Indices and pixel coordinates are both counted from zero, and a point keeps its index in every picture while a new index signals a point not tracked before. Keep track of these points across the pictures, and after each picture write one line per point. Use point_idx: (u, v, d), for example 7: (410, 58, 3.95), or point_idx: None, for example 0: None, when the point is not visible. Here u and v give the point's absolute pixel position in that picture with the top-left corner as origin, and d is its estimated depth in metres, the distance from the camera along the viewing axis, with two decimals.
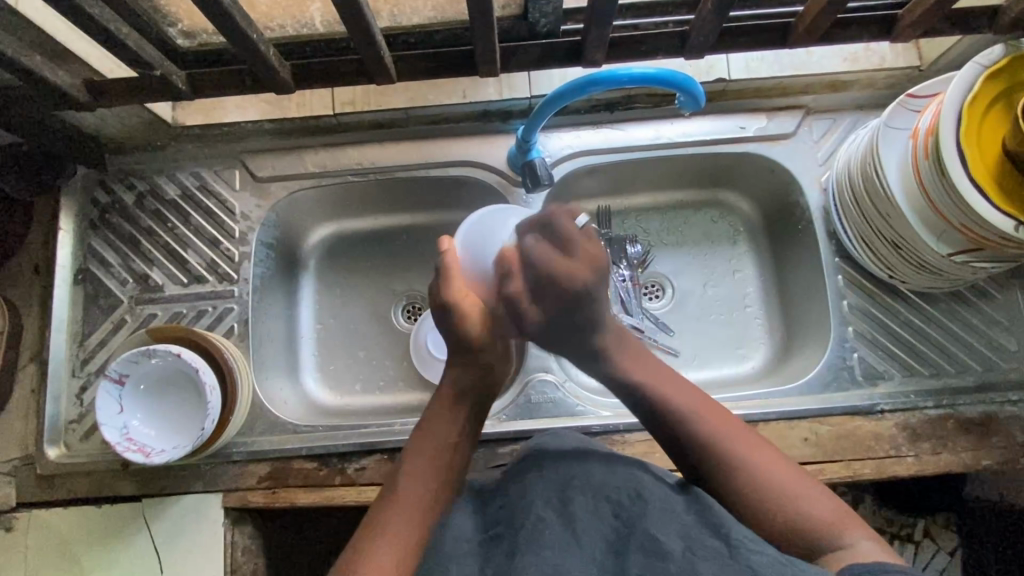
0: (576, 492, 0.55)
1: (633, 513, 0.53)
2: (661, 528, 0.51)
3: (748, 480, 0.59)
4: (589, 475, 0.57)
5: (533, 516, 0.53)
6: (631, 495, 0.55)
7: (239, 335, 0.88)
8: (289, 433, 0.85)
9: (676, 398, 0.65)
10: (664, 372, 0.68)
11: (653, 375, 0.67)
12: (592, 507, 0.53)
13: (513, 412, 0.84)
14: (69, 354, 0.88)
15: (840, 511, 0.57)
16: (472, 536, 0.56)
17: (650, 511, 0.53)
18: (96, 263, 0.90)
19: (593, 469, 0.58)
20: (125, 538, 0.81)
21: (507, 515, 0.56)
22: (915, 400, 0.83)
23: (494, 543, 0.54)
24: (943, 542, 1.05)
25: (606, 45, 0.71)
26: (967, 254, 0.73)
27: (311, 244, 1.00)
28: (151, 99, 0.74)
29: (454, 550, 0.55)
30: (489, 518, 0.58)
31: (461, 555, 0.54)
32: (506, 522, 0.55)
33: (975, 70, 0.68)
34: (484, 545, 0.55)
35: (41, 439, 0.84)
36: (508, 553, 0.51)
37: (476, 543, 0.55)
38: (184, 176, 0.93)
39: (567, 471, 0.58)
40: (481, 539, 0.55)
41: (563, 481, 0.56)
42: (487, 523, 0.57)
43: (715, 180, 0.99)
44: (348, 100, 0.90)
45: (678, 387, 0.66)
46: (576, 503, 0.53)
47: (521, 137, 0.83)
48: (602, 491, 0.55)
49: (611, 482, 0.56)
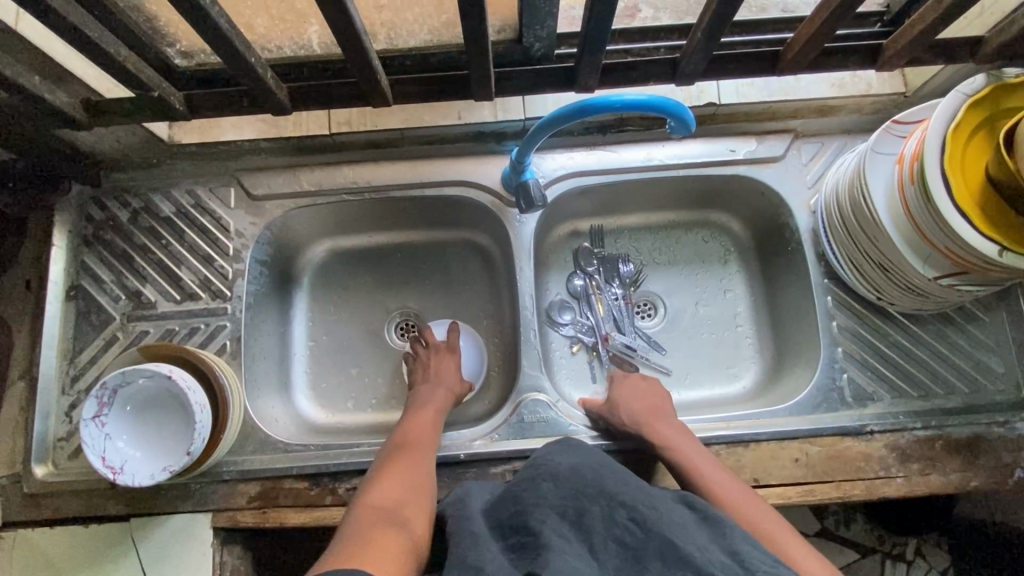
0: (590, 502, 0.56)
1: (647, 519, 0.54)
2: (675, 537, 0.52)
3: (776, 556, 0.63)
4: (603, 484, 0.58)
5: (550, 523, 0.53)
6: (646, 504, 0.56)
7: (231, 353, 0.88)
8: (280, 452, 0.84)
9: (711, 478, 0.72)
10: (697, 448, 0.76)
11: (699, 459, 0.75)
12: (607, 515, 0.55)
13: (505, 432, 0.84)
14: (59, 370, 0.87)
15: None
16: (489, 535, 0.55)
17: (663, 519, 0.54)
18: (89, 279, 0.90)
19: (608, 479, 0.60)
20: (113, 557, 0.80)
21: (522, 519, 0.55)
22: (904, 421, 0.83)
23: (515, 545, 0.53)
24: (935, 560, 1.09)
25: (600, 70, 0.72)
26: (954, 278, 0.74)
27: (305, 261, 1.00)
28: (149, 119, 0.75)
29: (472, 544, 0.53)
30: (504, 520, 0.57)
31: (481, 537, 0.54)
32: (522, 528, 0.54)
33: (958, 98, 0.70)
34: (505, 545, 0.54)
35: (28, 457, 0.83)
36: (530, 549, 0.51)
37: (494, 544, 0.54)
38: (179, 193, 0.93)
39: (582, 478, 0.59)
40: (499, 541, 0.55)
41: (578, 490, 0.58)
42: (501, 526, 0.57)
43: (707, 201, 1.00)
44: (343, 121, 0.91)
45: (718, 471, 0.73)
46: (591, 513, 0.55)
47: (516, 159, 0.83)
48: (616, 498, 0.57)
49: (625, 493, 0.58)
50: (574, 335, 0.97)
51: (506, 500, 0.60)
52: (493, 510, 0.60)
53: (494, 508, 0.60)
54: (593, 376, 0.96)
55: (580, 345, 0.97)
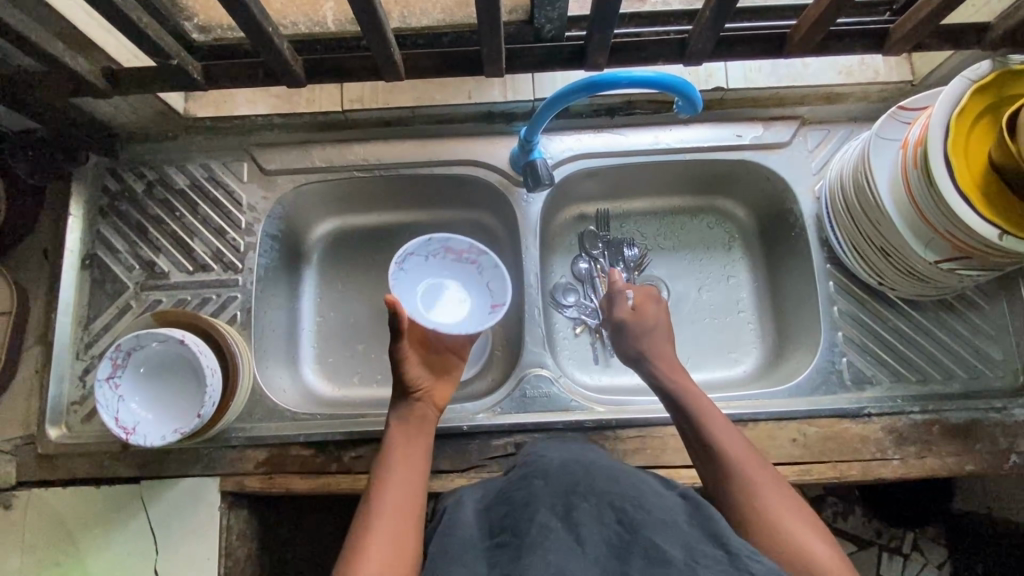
0: (580, 499, 0.57)
1: (635, 517, 0.54)
2: (663, 537, 0.52)
3: (759, 517, 0.63)
4: (593, 483, 0.59)
5: (536, 524, 0.54)
6: (635, 502, 0.56)
7: (241, 324, 0.90)
8: (288, 421, 0.86)
9: (715, 425, 0.72)
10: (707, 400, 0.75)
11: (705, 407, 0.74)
12: (596, 512, 0.55)
13: (508, 406, 0.86)
14: (73, 336, 0.89)
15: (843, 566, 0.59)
16: (477, 540, 0.57)
17: (651, 518, 0.54)
18: (104, 248, 0.92)
19: (598, 477, 0.60)
20: (123, 519, 0.83)
21: (512, 521, 0.57)
22: (902, 405, 0.84)
23: (500, 550, 0.55)
24: (931, 555, 1.10)
25: (609, 48, 0.73)
26: (954, 261, 0.75)
27: (314, 238, 1.02)
28: (167, 89, 0.76)
29: (460, 552, 0.56)
30: (493, 522, 0.59)
31: (467, 550, 0.55)
32: (511, 529, 0.56)
33: (963, 84, 0.71)
34: (488, 551, 0.56)
35: (42, 419, 0.86)
36: (513, 559, 0.52)
37: (480, 548, 0.56)
38: (194, 167, 0.95)
39: (572, 477, 0.60)
40: (485, 544, 0.56)
41: (567, 488, 0.58)
42: (490, 527, 0.59)
43: (713, 187, 1.01)
44: (356, 98, 0.92)
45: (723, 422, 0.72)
46: (580, 509, 0.55)
47: (523, 137, 0.85)
48: (605, 497, 0.57)
49: (615, 491, 0.58)
50: (577, 317, 0.99)
51: (498, 504, 0.62)
52: (486, 511, 0.62)
53: (485, 513, 0.61)
54: (595, 358, 0.97)
55: (583, 327, 0.99)
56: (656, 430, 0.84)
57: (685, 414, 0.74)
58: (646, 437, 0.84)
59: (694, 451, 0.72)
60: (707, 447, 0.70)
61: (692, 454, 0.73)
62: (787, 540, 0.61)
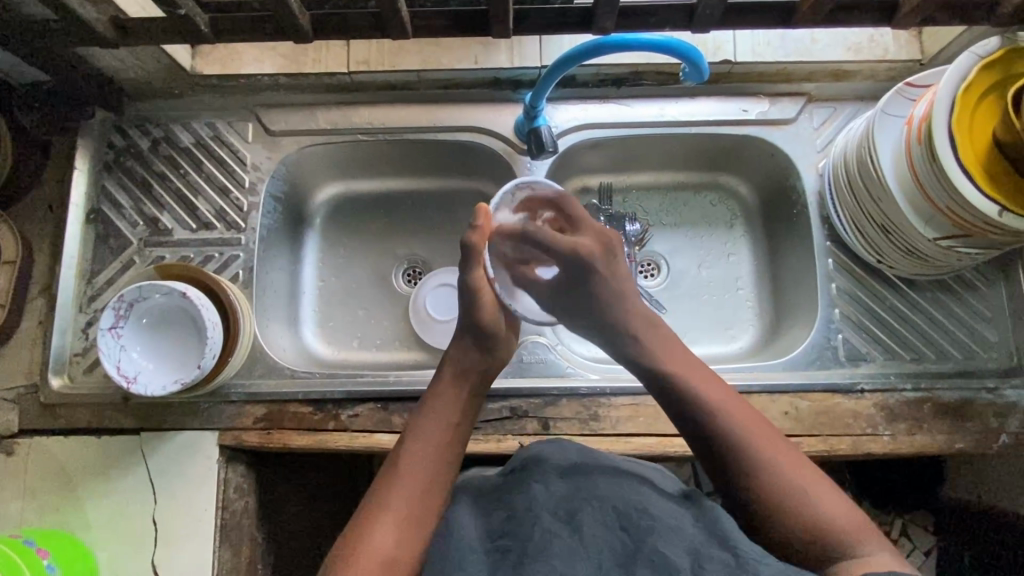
0: (583, 503, 0.60)
1: (639, 523, 0.58)
2: (667, 544, 0.56)
3: (774, 488, 0.61)
4: (596, 488, 0.62)
5: (541, 529, 0.57)
6: (638, 508, 0.60)
7: (243, 282, 0.91)
8: (287, 377, 0.87)
9: (706, 389, 0.67)
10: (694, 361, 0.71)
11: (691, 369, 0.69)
12: (601, 518, 0.58)
13: (505, 370, 0.87)
14: (77, 289, 0.90)
15: (864, 527, 0.59)
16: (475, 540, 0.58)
17: (654, 523, 0.58)
18: (108, 203, 0.93)
19: (600, 484, 0.63)
20: (124, 468, 0.84)
21: (512, 527, 0.59)
22: (895, 382, 0.85)
23: (502, 555, 0.57)
24: (921, 541, 1.10)
25: (616, 11, 0.73)
26: (953, 239, 0.75)
27: (317, 203, 1.02)
28: (174, 41, 0.77)
29: (461, 555, 0.57)
30: (493, 525, 0.61)
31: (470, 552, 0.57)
32: (511, 534, 0.58)
33: (971, 59, 0.70)
34: (491, 553, 0.57)
35: (46, 369, 0.87)
36: (516, 564, 0.55)
37: (481, 553, 0.57)
38: (199, 126, 0.95)
39: (574, 482, 0.63)
40: (486, 548, 0.58)
41: (570, 492, 0.62)
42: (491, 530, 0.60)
43: (717, 163, 1.01)
44: (362, 59, 0.92)
45: (718, 386, 0.68)
46: (584, 514, 0.58)
47: (529, 103, 0.85)
48: (608, 502, 0.60)
49: (617, 495, 0.61)
50: None
51: (495, 503, 0.64)
52: (484, 512, 0.63)
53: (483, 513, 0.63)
54: None
55: None
56: (649, 399, 0.85)
57: (673, 382, 0.69)
58: (640, 405, 0.84)
59: (685, 426, 0.67)
60: (700, 422, 0.65)
61: (677, 424, 0.68)
62: (804, 507, 0.60)
